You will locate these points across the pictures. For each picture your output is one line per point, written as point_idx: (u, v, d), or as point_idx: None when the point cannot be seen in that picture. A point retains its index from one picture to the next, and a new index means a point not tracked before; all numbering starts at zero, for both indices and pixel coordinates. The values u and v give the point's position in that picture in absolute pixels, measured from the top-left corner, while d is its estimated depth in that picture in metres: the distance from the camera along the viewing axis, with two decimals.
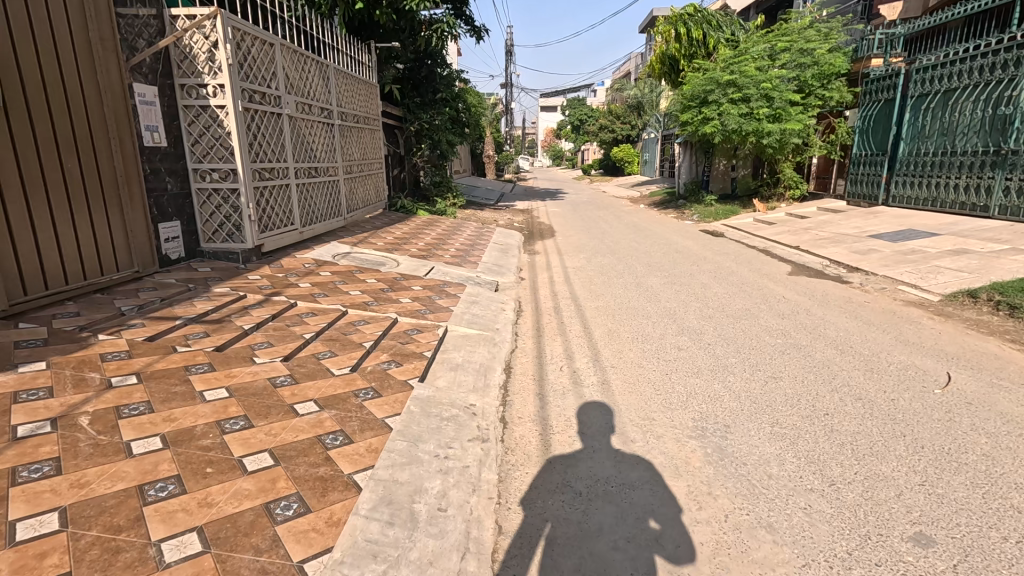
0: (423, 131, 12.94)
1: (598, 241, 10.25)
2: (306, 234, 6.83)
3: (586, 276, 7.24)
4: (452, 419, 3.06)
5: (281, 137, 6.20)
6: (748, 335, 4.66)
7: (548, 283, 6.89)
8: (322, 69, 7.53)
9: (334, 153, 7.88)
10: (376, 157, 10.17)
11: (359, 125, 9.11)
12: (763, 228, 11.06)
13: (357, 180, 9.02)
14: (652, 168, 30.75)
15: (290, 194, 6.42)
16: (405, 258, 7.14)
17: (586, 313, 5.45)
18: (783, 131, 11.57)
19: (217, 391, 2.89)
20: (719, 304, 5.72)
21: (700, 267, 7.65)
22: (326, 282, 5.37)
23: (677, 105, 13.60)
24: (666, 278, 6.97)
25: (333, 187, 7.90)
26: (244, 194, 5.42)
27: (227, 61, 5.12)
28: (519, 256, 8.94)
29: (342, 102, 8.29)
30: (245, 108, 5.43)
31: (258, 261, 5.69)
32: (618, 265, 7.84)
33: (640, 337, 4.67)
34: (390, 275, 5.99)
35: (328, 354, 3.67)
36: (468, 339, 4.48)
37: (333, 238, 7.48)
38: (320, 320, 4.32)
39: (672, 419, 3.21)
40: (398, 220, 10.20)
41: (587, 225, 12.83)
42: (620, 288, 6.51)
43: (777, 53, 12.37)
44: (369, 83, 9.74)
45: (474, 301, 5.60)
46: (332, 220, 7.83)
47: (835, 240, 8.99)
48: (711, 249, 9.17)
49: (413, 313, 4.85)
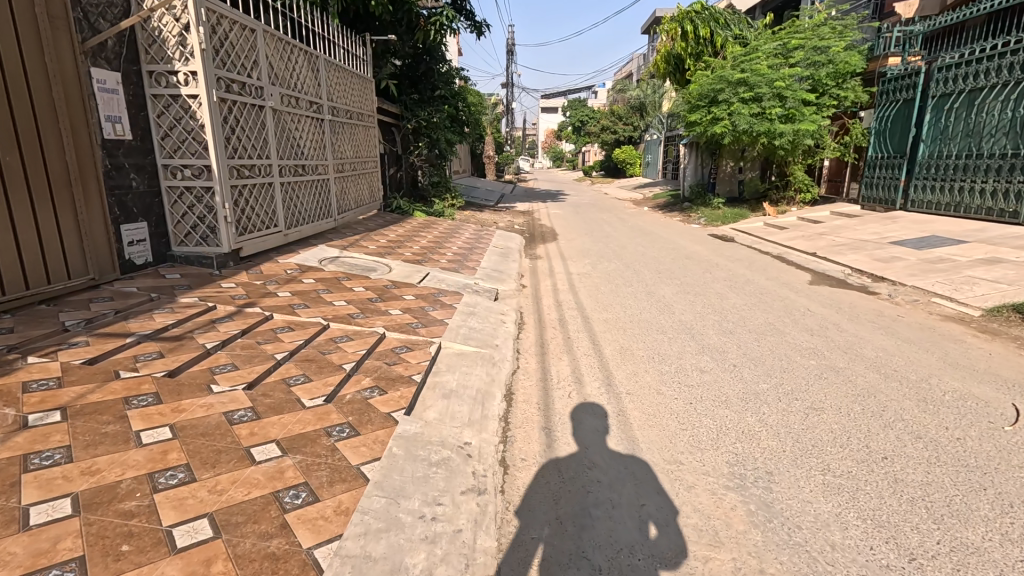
0: (421, 130, 12.45)
1: (602, 245, 9.79)
2: (291, 237, 6.36)
3: (592, 284, 6.75)
4: (443, 464, 2.57)
5: (263, 132, 5.72)
6: (778, 356, 4.18)
7: (551, 292, 6.40)
8: (312, 60, 7.06)
9: (324, 149, 7.40)
10: (371, 155, 9.70)
11: (353, 121, 8.63)
12: (774, 233, 10.59)
13: (350, 179, 8.54)
14: (654, 170, 30.28)
15: (274, 193, 5.93)
16: (399, 264, 6.66)
17: (595, 328, 4.97)
18: (796, 132, 11.10)
19: (157, 431, 2.39)
20: (739, 316, 5.24)
21: (714, 275, 7.16)
22: (308, 291, 4.88)
23: (685, 105, 13.12)
24: (679, 287, 6.49)
25: (323, 186, 7.42)
26: (219, 194, 4.93)
27: (200, 46, 4.62)
28: (520, 260, 8.45)
29: (335, 96, 7.80)
30: (221, 99, 4.94)
31: (235, 267, 5.20)
32: (626, 272, 7.36)
33: (657, 356, 4.18)
34: (380, 283, 5.52)
35: (300, 379, 3.17)
36: (464, 358, 3.98)
37: (322, 241, 6.99)
38: (297, 336, 3.82)
39: (703, 462, 2.72)
40: (393, 222, 9.70)
41: (590, 228, 12.37)
42: (630, 298, 6.04)
43: (790, 51, 11.91)
44: (364, 78, 9.27)
45: (472, 312, 5.11)
46: (321, 221, 7.35)
47: (854, 245, 8.51)
48: (722, 255, 8.70)
49: (404, 327, 4.37)
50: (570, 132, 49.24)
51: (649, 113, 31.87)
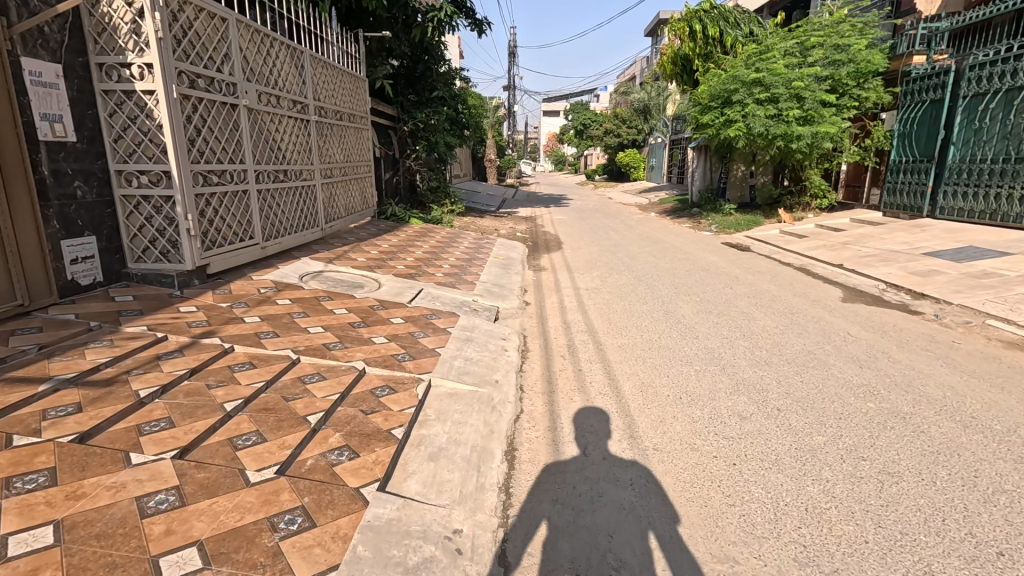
0: (418, 133, 11.84)
1: (611, 254, 9.16)
2: (271, 250, 5.76)
3: (603, 302, 6.11)
4: (424, 569, 1.95)
5: (236, 134, 5.11)
6: (827, 396, 3.55)
7: (557, 311, 5.78)
8: (297, 56, 6.47)
9: (310, 153, 6.80)
10: (364, 159, 9.09)
11: (343, 122, 8.02)
12: (794, 242, 9.95)
13: (339, 184, 7.94)
14: (659, 174, 29.63)
15: (249, 201, 5.32)
16: (390, 279, 6.05)
17: (609, 358, 4.34)
18: (815, 135, 10.48)
19: (34, 533, 1.78)
20: (774, 343, 4.62)
21: (736, 291, 6.52)
22: (281, 315, 4.26)
23: (695, 106, 12.50)
24: (698, 305, 5.86)
25: (309, 193, 6.82)
26: (181, 204, 4.34)
27: (156, 33, 4.02)
28: (523, 273, 7.82)
29: (322, 96, 7.23)
30: (183, 95, 4.34)
31: (200, 287, 4.59)
32: (639, 286, 6.73)
33: (685, 398, 3.54)
34: (365, 303, 4.91)
35: (252, 438, 2.55)
36: (457, 401, 3.36)
37: (305, 253, 6.39)
38: (258, 376, 3.20)
39: (766, 562, 2.09)
40: (387, 230, 9.08)
41: (596, 235, 11.76)
42: (645, 319, 5.41)
43: (807, 50, 11.30)
44: (356, 77, 8.68)
45: (468, 338, 4.48)
46: (307, 232, 6.74)
47: (884, 257, 7.86)
48: (741, 267, 8.06)
49: (389, 359, 3.75)
50: (573, 135, 48.62)
51: (654, 116, 31.22)
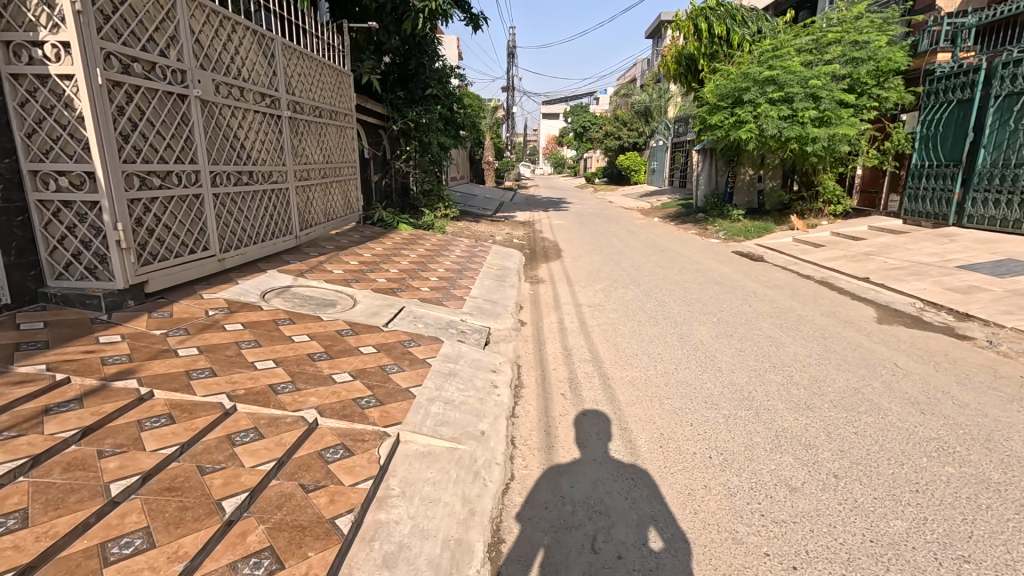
0: (409, 132, 11.12)
1: (615, 265, 8.48)
2: (230, 262, 5.06)
3: (608, 323, 5.40)
4: None
5: (186, 129, 4.42)
6: (892, 456, 2.85)
7: (556, 334, 5.08)
8: (266, 44, 5.79)
9: (281, 153, 6.10)
10: (347, 160, 8.39)
11: (323, 120, 7.34)
12: (810, 251, 9.28)
13: (318, 187, 7.24)
14: (661, 177, 28.95)
15: (202, 207, 4.62)
16: (367, 296, 5.35)
17: (618, 398, 3.64)
18: (832, 137, 9.81)
19: None
20: (813, 378, 3.92)
21: (756, 310, 5.83)
22: (225, 346, 3.55)
23: (703, 107, 11.83)
24: (717, 328, 5.18)
25: (280, 197, 6.13)
26: (108, 211, 3.64)
27: (73, 6, 3.32)
28: (519, 285, 7.12)
29: (298, 90, 6.54)
30: (112, 81, 3.64)
31: (136, 309, 3.89)
32: (648, 304, 6.05)
33: (716, 458, 2.85)
34: (333, 328, 4.22)
35: (134, 543, 1.84)
36: (429, 467, 2.66)
37: (274, 265, 5.69)
38: (174, 434, 2.49)
39: None
40: (372, 237, 8.36)
41: (598, 243, 11.08)
42: (657, 345, 4.71)
43: (823, 46, 10.63)
44: (339, 70, 7.99)
45: (451, 371, 3.78)
46: (277, 240, 6.05)
47: (915, 270, 7.19)
48: (758, 280, 7.39)
49: (350, 404, 3.05)
50: (572, 138, 47.99)
51: (654, 118, 30.58)
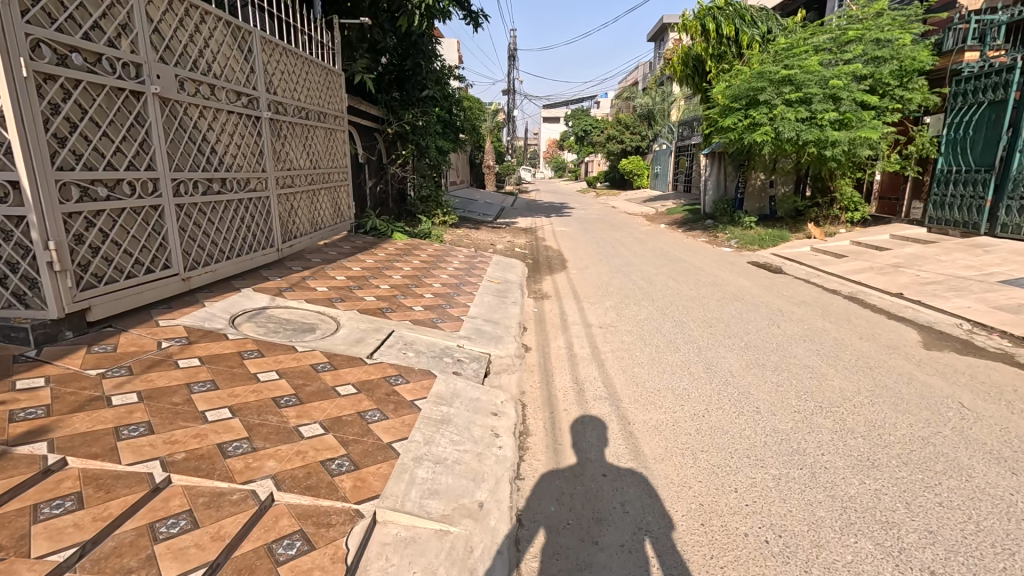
0: (405, 135, 10.54)
1: (624, 277, 7.91)
2: (196, 281, 4.48)
3: (623, 348, 4.81)
4: None
5: (140, 131, 3.85)
6: (997, 541, 2.26)
7: (564, 363, 4.50)
8: (242, 38, 5.24)
9: (260, 158, 5.54)
10: (337, 165, 7.82)
11: (309, 121, 6.76)
12: (832, 262, 8.70)
13: (303, 195, 6.66)
14: (664, 182, 28.39)
15: (162, 219, 4.05)
16: (353, 318, 4.76)
17: (643, 452, 3.05)
18: (853, 141, 9.25)
19: None
20: (872, 424, 3.33)
21: (786, 333, 5.24)
22: (173, 390, 2.96)
23: (715, 109, 11.26)
24: (747, 355, 4.59)
25: (260, 207, 5.56)
26: (37, 228, 3.07)
27: None
28: (522, 302, 6.55)
29: (280, 89, 5.98)
30: (42, 73, 3.08)
31: (73, 342, 3.31)
32: (665, 325, 5.47)
33: (776, 546, 2.26)
34: (309, 362, 3.64)
35: None
36: (412, 564, 2.07)
37: (250, 283, 5.10)
38: (78, 528, 1.90)
39: None
40: (364, 248, 7.78)
41: (605, 252, 10.51)
42: (680, 378, 4.12)
43: (843, 45, 10.06)
44: (328, 68, 7.42)
45: (444, 418, 3.19)
46: (255, 255, 5.47)
47: (952, 285, 6.61)
48: (781, 295, 6.81)
49: (317, 469, 2.46)
50: (573, 141, 47.46)
51: (658, 122, 30.03)
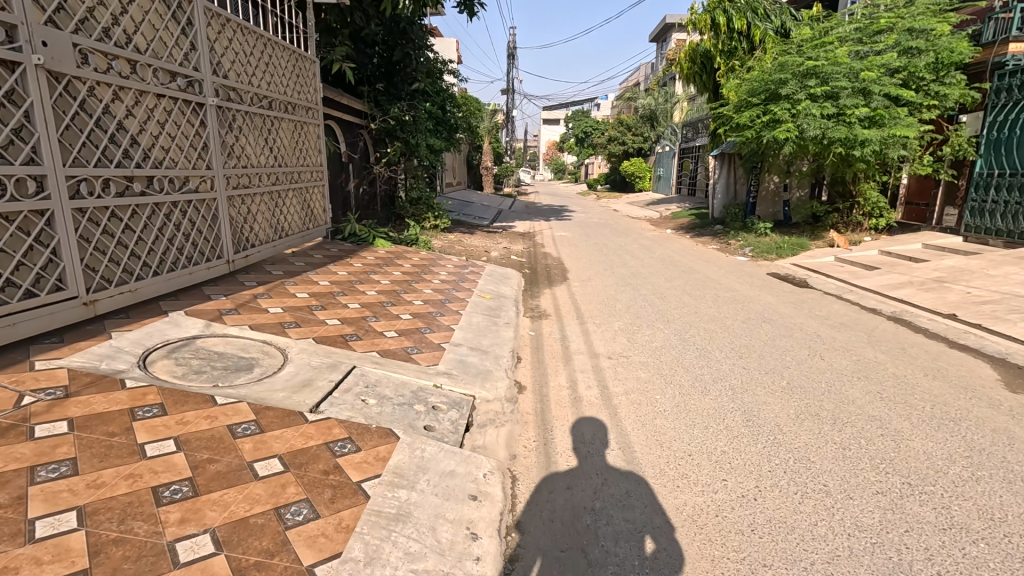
0: (392, 131, 9.65)
1: (633, 291, 7.01)
2: (103, 306, 3.58)
3: (639, 389, 3.89)
4: None
5: (14, 113, 2.95)
6: None
7: (566, 412, 3.60)
8: (179, 6, 4.32)
9: (203, 153, 4.64)
10: (309, 163, 6.92)
11: (272, 111, 5.85)
12: (864, 275, 7.81)
13: (264, 196, 5.74)
14: (668, 184, 27.54)
15: (48, 229, 3.14)
16: (305, 350, 3.84)
17: (681, 572, 2.14)
18: (884, 140, 8.39)
19: None
20: (990, 518, 2.43)
21: (835, 367, 4.34)
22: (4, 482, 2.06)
23: (729, 106, 10.38)
24: (794, 401, 3.68)
25: (204, 211, 4.66)
26: None
27: None
28: (516, 322, 5.64)
29: (232, 72, 5.06)
30: None
31: None
32: (687, 356, 4.57)
33: None
34: (228, 421, 2.71)
35: None
36: None
37: (183, 304, 4.19)
38: None
39: None
40: (338, 257, 6.86)
41: (610, 260, 9.63)
42: (716, 436, 3.20)
43: (872, 36, 9.21)
44: (298, 52, 6.49)
45: (400, 513, 2.27)
46: (197, 268, 4.56)
47: (1013, 305, 5.74)
48: (814, 316, 5.93)
49: None
50: (573, 142, 46.61)
51: (660, 123, 29.18)
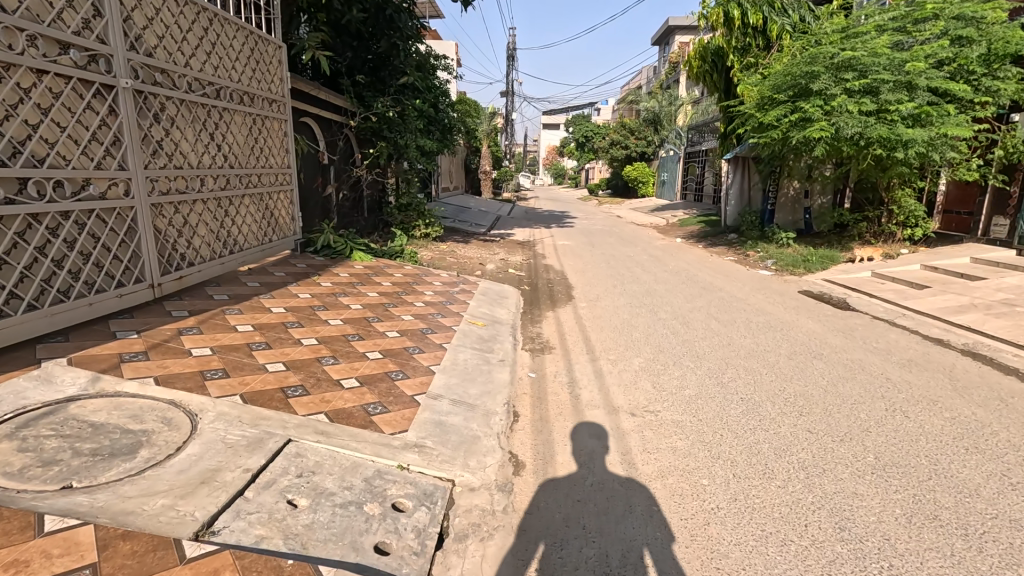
0: (376, 130, 8.70)
1: (650, 315, 5.99)
2: None
3: (679, 470, 2.85)
4: None
5: None
6: None
7: (580, 510, 2.55)
8: None
9: (114, 147, 3.64)
10: (272, 164, 5.91)
11: (219, 100, 4.85)
12: (915, 295, 6.79)
13: (208, 202, 4.72)
14: (672, 190, 26.53)
15: None
16: (223, 416, 2.81)
17: None
18: (930, 140, 7.40)
19: None
20: None
21: (930, 431, 3.31)
22: None
23: (748, 104, 9.39)
24: (897, 495, 2.64)
25: (115, 222, 3.65)
26: None
27: None
28: (513, 358, 4.60)
29: (159, 49, 4.06)
30: None
31: None
32: (734, 414, 3.52)
33: None
34: (45, 571, 1.68)
35: None
36: None
37: (70, 346, 3.17)
38: None
39: None
40: (304, 275, 5.83)
41: (619, 275, 8.58)
42: (804, 565, 2.16)
43: (913, 25, 8.25)
44: (257, 34, 5.50)
45: None
46: (101, 296, 3.56)
47: None
48: (873, 350, 4.90)
49: None
50: (574, 147, 45.68)
51: (664, 127, 28.20)
